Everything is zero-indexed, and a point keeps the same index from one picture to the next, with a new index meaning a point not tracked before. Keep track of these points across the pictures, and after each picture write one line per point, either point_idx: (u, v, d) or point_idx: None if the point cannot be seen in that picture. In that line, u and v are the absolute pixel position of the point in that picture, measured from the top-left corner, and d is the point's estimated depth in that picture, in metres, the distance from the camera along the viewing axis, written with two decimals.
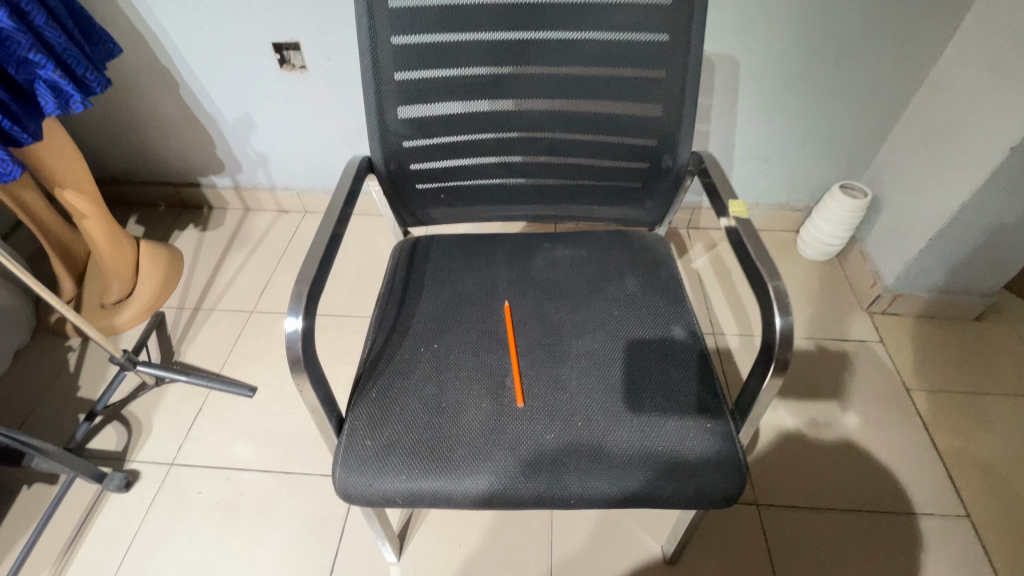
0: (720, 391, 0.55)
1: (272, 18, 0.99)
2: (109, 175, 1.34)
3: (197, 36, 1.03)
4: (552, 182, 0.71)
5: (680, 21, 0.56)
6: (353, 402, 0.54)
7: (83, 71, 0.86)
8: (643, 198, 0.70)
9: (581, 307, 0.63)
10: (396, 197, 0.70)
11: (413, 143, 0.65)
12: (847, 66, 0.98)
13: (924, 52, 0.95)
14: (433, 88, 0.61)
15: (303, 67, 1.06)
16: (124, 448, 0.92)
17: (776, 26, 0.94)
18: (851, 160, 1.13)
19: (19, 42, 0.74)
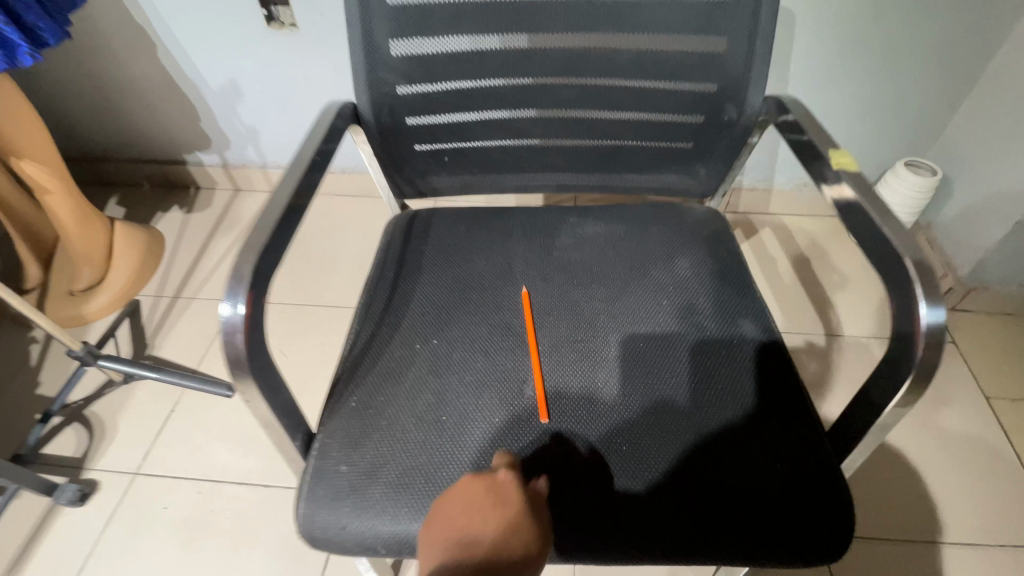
0: (804, 407, 0.43)
1: None
2: (87, 151, 1.23)
3: None
4: (582, 143, 0.58)
5: None
6: (327, 415, 0.42)
7: (34, 19, 0.74)
8: (694, 163, 0.57)
9: (619, 295, 0.50)
10: (391, 159, 0.57)
11: (410, 90, 0.52)
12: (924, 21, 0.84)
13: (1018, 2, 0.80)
14: (435, 17, 0.48)
15: (293, 24, 0.93)
16: (84, 454, 0.81)
17: None
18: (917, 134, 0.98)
19: None
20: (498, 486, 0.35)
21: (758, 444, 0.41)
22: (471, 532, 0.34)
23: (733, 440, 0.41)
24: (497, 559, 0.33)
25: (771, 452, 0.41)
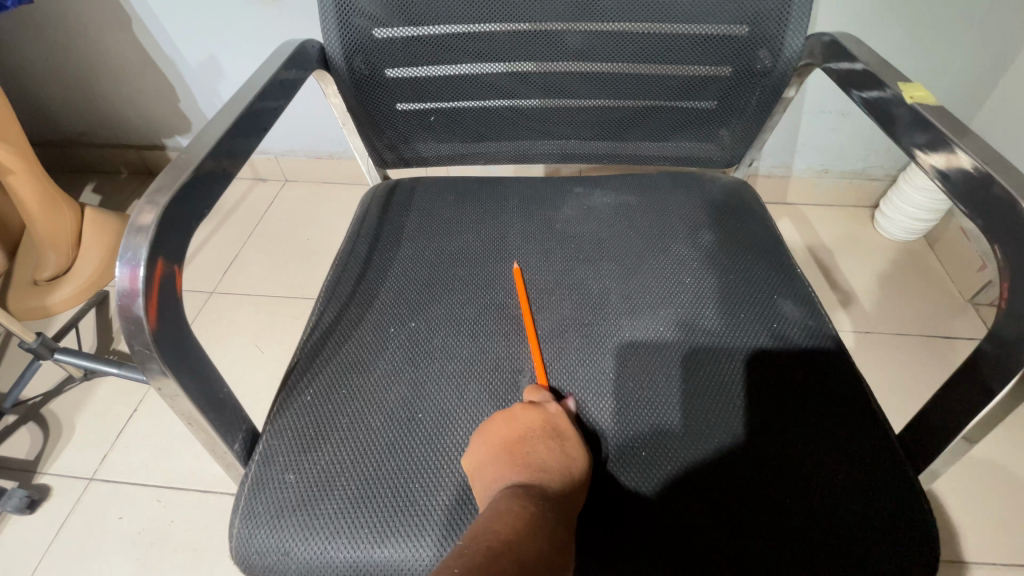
0: (866, 403, 0.35)
1: None
2: (62, 135, 1.16)
3: None
4: (587, 102, 0.50)
5: None
6: (276, 412, 0.35)
7: None
8: (717, 126, 0.50)
9: (634, 273, 0.42)
10: (367, 117, 0.50)
11: (387, 32, 0.45)
12: None
13: None
14: None
15: None
16: (36, 457, 0.73)
17: None
18: None
19: None
20: (555, 412, 0.33)
21: (809, 448, 0.33)
22: (537, 452, 0.31)
23: (776, 446, 0.33)
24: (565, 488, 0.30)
25: (824, 460, 0.33)
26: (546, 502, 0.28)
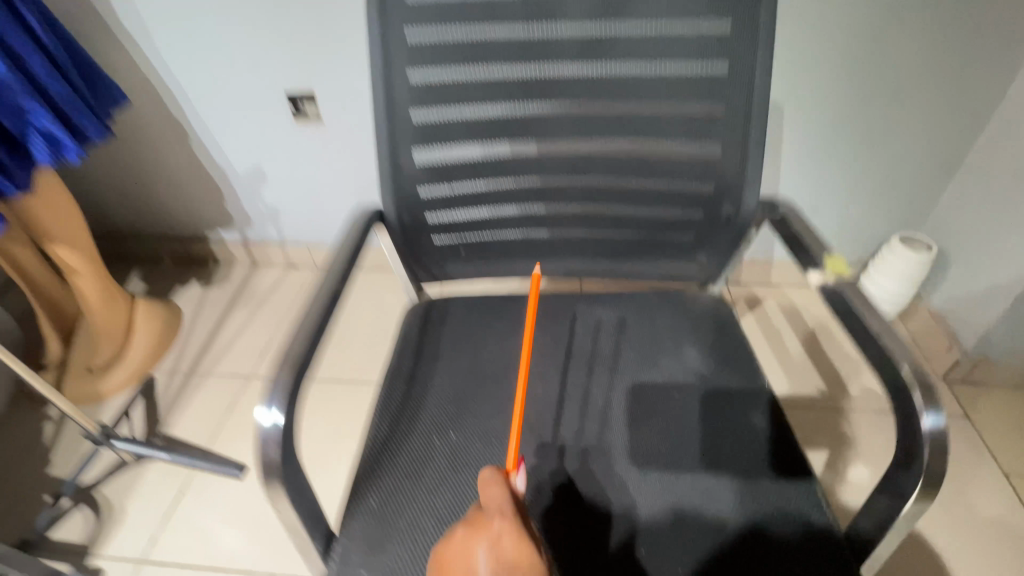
0: (820, 504, 0.46)
1: (289, 70, 0.96)
2: (114, 229, 1.29)
3: (214, 87, 1.00)
4: (589, 237, 0.61)
5: (740, 52, 0.49)
6: (347, 516, 0.43)
7: (85, 122, 0.81)
8: (697, 253, 0.61)
9: (637, 390, 0.53)
10: (410, 251, 0.61)
11: (429, 192, 0.56)
12: (903, 112, 0.90)
13: (989, 95, 0.86)
14: (452, 130, 0.53)
15: (320, 118, 1.01)
16: (90, 540, 0.80)
17: (820, 71, 0.87)
18: (909, 211, 1.03)
19: (16, 91, 0.70)
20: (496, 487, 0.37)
21: (777, 545, 0.43)
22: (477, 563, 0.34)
23: (751, 541, 0.44)
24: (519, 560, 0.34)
25: (789, 551, 0.43)
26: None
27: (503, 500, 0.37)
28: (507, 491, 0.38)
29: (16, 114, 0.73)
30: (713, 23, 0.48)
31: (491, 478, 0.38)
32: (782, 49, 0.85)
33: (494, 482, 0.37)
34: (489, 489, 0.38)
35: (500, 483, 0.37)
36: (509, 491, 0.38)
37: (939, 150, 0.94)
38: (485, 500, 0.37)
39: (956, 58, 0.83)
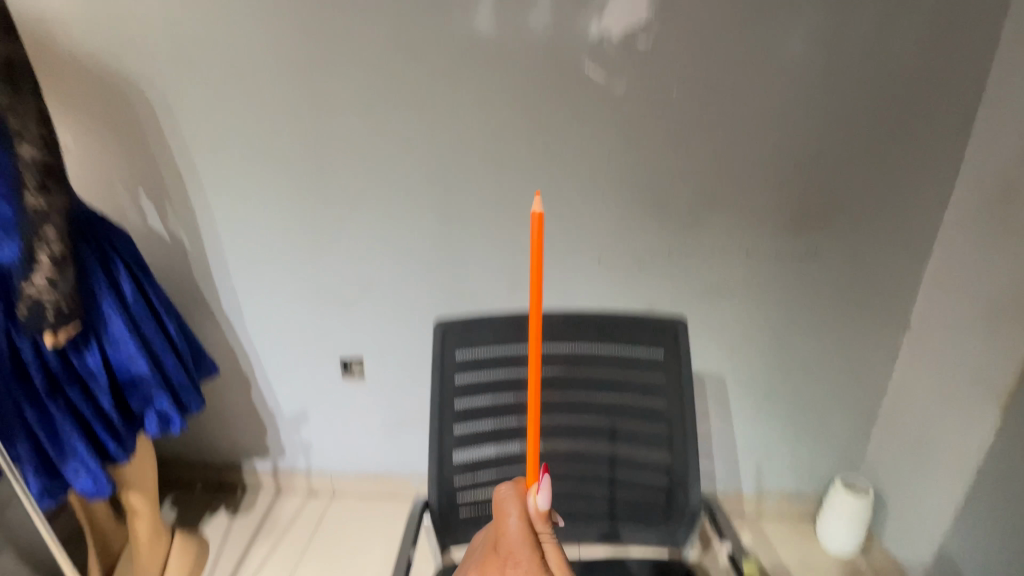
0: None
1: (345, 345, 1.22)
2: (159, 456, 1.43)
3: (282, 352, 1.24)
4: (581, 510, 0.81)
5: (673, 394, 0.78)
6: None
7: (189, 396, 1.03)
8: (669, 525, 0.81)
9: None
10: (445, 526, 0.79)
11: (463, 480, 0.79)
12: (818, 381, 1.19)
13: (875, 373, 1.17)
14: (480, 437, 0.78)
15: (363, 375, 1.25)
16: None
17: (750, 354, 1.18)
18: (847, 456, 1.26)
19: (150, 382, 0.94)
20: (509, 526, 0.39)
21: None
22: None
23: None
24: None
25: None
26: None
27: (519, 535, 0.39)
28: (522, 519, 0.39)
29: (144, 397, 0.95)
30: (649, 377, 0.78)
31: (507, 501, 0.40)
32: (721, 340, 1.16)
33: (510, 510, 0.40)
34: (507, 518, 0.40)
35: (516, 516, 0.39)
36: (524, 518, 0.40)
37: (852, 409, 1.21)
38: (505, 528, 0.40)
39: (845, 349, 1.16)
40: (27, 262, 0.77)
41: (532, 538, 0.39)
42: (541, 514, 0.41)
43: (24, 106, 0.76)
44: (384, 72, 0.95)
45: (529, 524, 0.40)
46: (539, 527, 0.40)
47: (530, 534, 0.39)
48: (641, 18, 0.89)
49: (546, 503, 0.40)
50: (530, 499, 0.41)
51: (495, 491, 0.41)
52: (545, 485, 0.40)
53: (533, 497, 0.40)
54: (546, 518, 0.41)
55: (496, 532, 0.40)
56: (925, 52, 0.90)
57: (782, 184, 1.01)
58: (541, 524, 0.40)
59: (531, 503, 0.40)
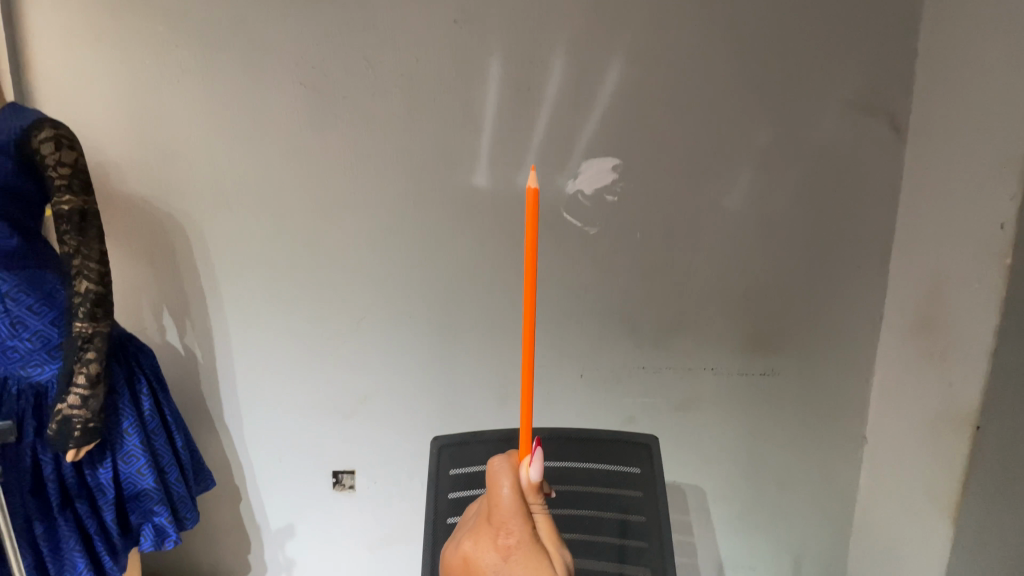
0: None
1: (338, 457, 1.26)
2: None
3: (273, 462, 1.26)
4: None
5: (649, 508, 0.86)
6: None
7: (186, 511, 1.06)
8: None
9: None
10: None
11: None
12: (790, 492, 1.26)
13: (842, 484, 1.25)
14: None
15: (352, 486, 1.28)
16: None
17: (723, 465, 1.25)
18: (825, 568, 1.30)
19: (153, 497, 0.98)
20: (503, 496, 0.43)
21: None
22: (490, 561, 0.42)
23: None
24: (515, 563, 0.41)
25: None
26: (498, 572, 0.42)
27: (511, 507, 0.42)
28: (515, 490, 0.43)
29: (144, 511, 0.99)
30: (623, 490, 0.87)
31: (501, 474, 0.43)
32: (696, 452, 1.24)
33: (503, 481, 0.43)
34: (499, 488, 0.43)
35: (508, 487, 0.43)
36: (516, 488, 0.43)
37: (823, 518, 1.27)
38: (498, 498, 0.43)
39: (811, 461, 1.24)
40: (66, 383, 0.86)
41: (523, 509, 0.43)
42: (532, 484, 0.44)
43: (89, 249, 0.86)
44: (396, 214, 1.12)
45: (520, 494, 0.43)
46: (529, 497, 0.44)
47: (520, 504, 0.43)
48: (609, 179, 1.09)
49: (537, 477, 0.43)
50: (522, 471, 0.44)
51: (490, 463, 0.44)
52: (537, 458, 0.43)
53: (525, 470, 0.44)
54: (536, 487, 0.44)
55: (489, 501, 0.44)
56: (841, 208, 1.11)
57: (736, 311, 1.16)
58: (532, 494, 0.44)
59: (522, 475, 0.44)
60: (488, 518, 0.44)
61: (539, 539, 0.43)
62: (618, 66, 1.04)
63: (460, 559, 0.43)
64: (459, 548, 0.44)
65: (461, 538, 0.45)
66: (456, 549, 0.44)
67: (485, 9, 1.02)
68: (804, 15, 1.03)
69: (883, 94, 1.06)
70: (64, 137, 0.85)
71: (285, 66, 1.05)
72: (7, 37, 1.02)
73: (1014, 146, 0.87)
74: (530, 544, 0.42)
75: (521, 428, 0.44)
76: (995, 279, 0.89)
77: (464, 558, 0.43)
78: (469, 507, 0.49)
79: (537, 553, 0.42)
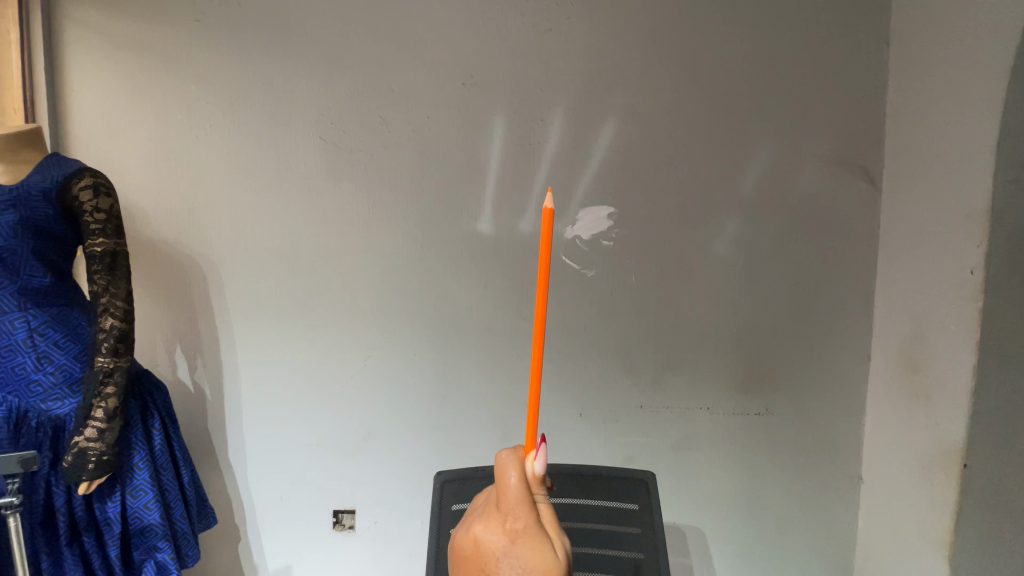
0: None
1: (340, 495, 1.27)
2: None
3: (274, 501, 1.26)
4: None
5: (649, 546, 0.87)
6: None
7: (188, 548, 1.06)
8: None
9: None
10: None
11: None
12: (789, 533, 1.26)
13: (840, 524, 1.26)
14: None
15: (353, 525, 1.28)
16: None
17: (722, 506, 1.25)
18: None
19: (158, 533, 0.99)
20: (512, 482, 0.41)
21: None
22: (497, 544, 0.40)
23: None
24: (523, 548, 0.39)
25: None
26: (506, 556, 0.39)
27: (518, 494, 0.41)
28: (522, 480, 0.42)
29: (147, 547, 1.00)
30: (622, 527, 0.89)
31: (508, 463, 0.42)
32: (694, 492, 1.25)
33: (510, 470, 0.42)
34: (506, 477, 0.42)
35: (516, 476, 0.42)
36: (523, 477, 0.42)
37: (823, 561, 1.27)
38: (505, 486, 0.42)
39: (809, 501, 1.25)
40: (84, 416, 0.89)
41: (529, 498, 0.42)
42: (537, 477, 0.43)
43: (117, 288, 0.91)
44: (403, 257, 1.18)
45: (526, 485, 0.42)
46: (535, 488, 0.43)
47: (527, 493, 0.42)
48: (605, 226, 1.16)
49: (544, 468, 0.42)
50: (527, 464, 0.43)
51: (498, 454, 0.43)
52: (542, 449, 0.42)
53: (531, 461, 0.43)
54: (541, 481, 0.43)
55: (496, 488, 0.42)
56: (825, 255, 1.18)
57: (729, 352, 1.20)
58: (538, 486, 0.43)
59: (529, 467, 0.43)
60: (495, 505, 0.43)
61: (546, 528, 0.41)
62: (612, 124, 1.14)
63: (467, 543, 0.41)
64: (466, 532, 0.42)
65: (468, 524, 0.43)
66: (463, 534, 0.42)
67: (491, 73, 1.13)
68: (781, 80, 1.14)
69: (856, 150, 1.16)
70: (102, 185, 0.91)
71: (306, 122, 1.14)
72: (47, 92, 1.10)
73: (977, 199, 0.95)
74: (536, 529, 0.41)
75: (528, 419, 0.43)
76: (970, 321, 0.95)
77: (470, 542, 0.41)
78: (477, 499, 0.47)
79: (544, 540, 0.40)
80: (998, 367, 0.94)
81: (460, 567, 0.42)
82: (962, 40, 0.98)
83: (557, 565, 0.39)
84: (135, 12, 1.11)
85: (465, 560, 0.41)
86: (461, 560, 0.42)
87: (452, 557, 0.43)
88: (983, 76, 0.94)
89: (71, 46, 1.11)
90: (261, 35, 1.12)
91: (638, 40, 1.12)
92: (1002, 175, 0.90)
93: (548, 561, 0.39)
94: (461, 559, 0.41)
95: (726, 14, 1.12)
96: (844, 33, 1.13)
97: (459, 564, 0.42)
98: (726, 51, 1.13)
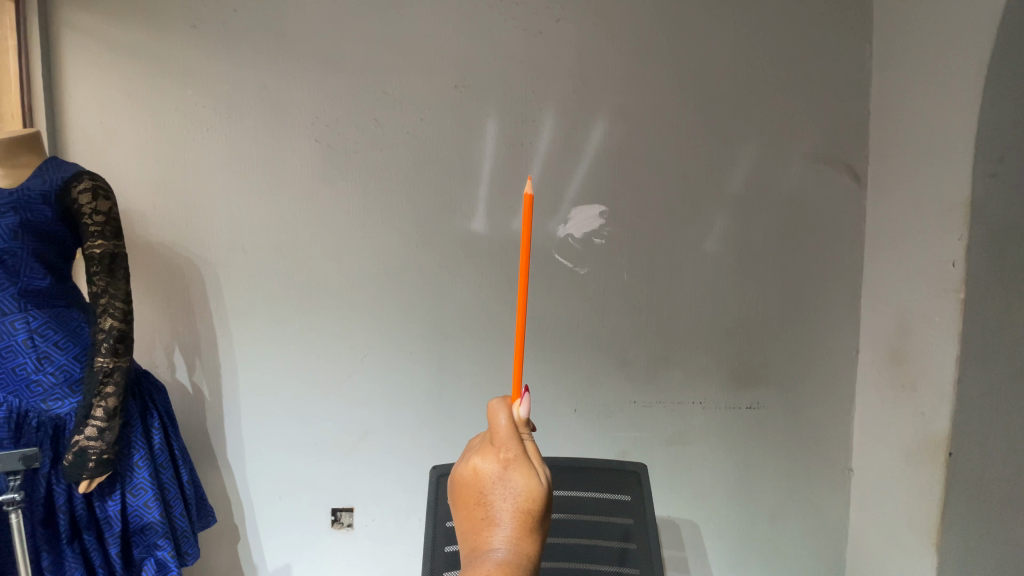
0: None
1: (337, 495, 1.28)
2: None
3: (273, 500, 1.28)
4: None
5: (642, 535, 0.89)
6: None
7: (188, 546, 1.08)
8: None
9: None
10: None
11: None
12: (783, 525, 1.28)
13: (832, 515, 1.28)
14: None
15: (350, 523, 1.29)
16: None
17: (716, 499, 1.27)
18: None
19: (158, 530, 1.01)
20: (502, 421, 0.51)
21: None
22: (493, 471, 0.50)
23: None
24: (514, 470, 0.49)
25: None
26: (500, 475, 0.49)
27: (507, 432, 0.51)
28: (510, 420, 0.51)
29: (148, 545, 1.02)
30: (615, 518, 0.91)
31: (498, 408, 0.52)
32: (688, 485, 1.27)
33: (500, 413, 0.51)
34: (497, 419, 0.52)
35: (505, 418, 0.51)
36: (511, 419, 0.52)
37: (817, 551, 1.29)
38: (496, 427, 0.52)
39: (801, 493, 1.27)
40: (83, 416, 0.90)
41: (517, 436, 0.52)
42: (524, 419, 0.53)
43: (116, 289, 0.92)
44: (398, 258, 1.20)
45: (514, 425, 0.52)
46: (521, 429, 0.53)
47: (515, 431, 0.51)
48: (597, 224, 1.18)
49: (528, 412, 0.52)
50: (514, 409, 0.53)
51: (490, 401, 0.53)
52: (526, 396, 0.52)
53: (518, 406, 0.53)
54: (526, 422, 0.53)
55: (490, 429, 0.52)
56: (812, 252, 1.20)
57: (720, 347, 1.22)
58: (523, 427, 0.53)
59: (516, 411, 0.53)
60: (489, 443, 0.52)
61: (532, 458, 0.51)
62: (602, 124, 1.16)
63: (468, 471, 0.51)
64: (466, 464, 0.52)
65: (467, 459, 0.53)
66: (463, 466, 0.52)
67: (483, 77, 1.15)
68: (767, 81, 1.16)
69: (841, 149, 1.18)
70: (101, 189, 0.92)
71: (301, 124, 1.16)
72: (46, 98, 1.12)
73: (956, 194, 0.97)
74: (523, 459, 0.50)
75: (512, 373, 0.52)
76: (953, 311, 0.98)
77: (471, 471, 0.51)
78: (473, 442, 0.57)
79: (530, 466, 0.50)
80: (981, 356, 0.96)
81: (462, 493, 0.51)
82: (940, 40, 1.01)
83: (542, 485, 0.49)
84: (132, 19, 1.12)
85: (466, 486, 0.51)
86: (462, 486, 0.51)
87: (454, 485, 0.52)
88: (959, 73, 0.97)
89: (68, 52, 1.12)
90: (257, 41, 1.13)
91: (626, 42, 1.14)
92: (980, 171, 0.93)
93: (534, 483, 0.49)
94: (463, 485, 0.51)
95: (711, 17, 1.15)
96: (829, 33, 1.16)
97: (461, 491, 0.51)
98: (711, 53, 1.15)
